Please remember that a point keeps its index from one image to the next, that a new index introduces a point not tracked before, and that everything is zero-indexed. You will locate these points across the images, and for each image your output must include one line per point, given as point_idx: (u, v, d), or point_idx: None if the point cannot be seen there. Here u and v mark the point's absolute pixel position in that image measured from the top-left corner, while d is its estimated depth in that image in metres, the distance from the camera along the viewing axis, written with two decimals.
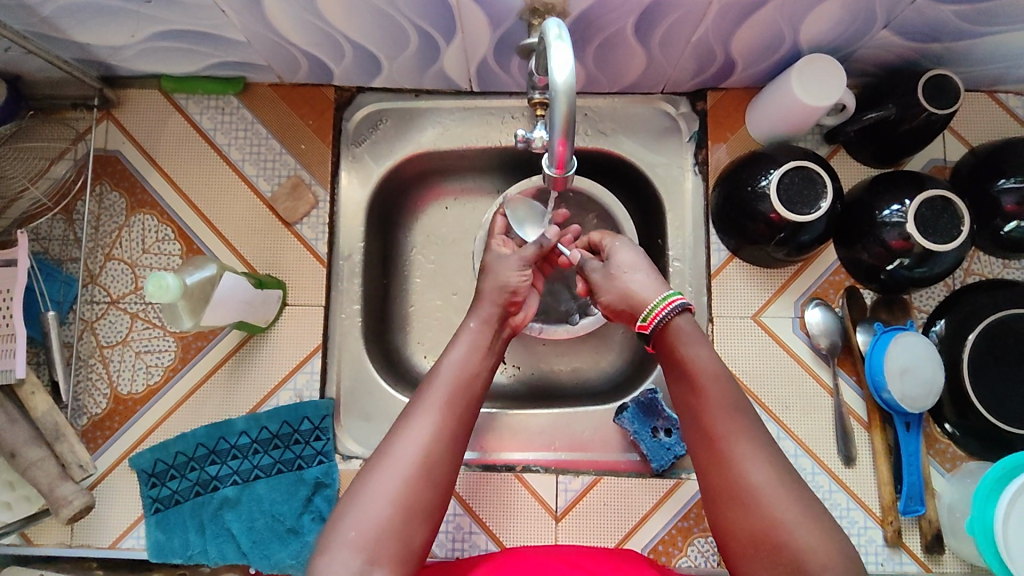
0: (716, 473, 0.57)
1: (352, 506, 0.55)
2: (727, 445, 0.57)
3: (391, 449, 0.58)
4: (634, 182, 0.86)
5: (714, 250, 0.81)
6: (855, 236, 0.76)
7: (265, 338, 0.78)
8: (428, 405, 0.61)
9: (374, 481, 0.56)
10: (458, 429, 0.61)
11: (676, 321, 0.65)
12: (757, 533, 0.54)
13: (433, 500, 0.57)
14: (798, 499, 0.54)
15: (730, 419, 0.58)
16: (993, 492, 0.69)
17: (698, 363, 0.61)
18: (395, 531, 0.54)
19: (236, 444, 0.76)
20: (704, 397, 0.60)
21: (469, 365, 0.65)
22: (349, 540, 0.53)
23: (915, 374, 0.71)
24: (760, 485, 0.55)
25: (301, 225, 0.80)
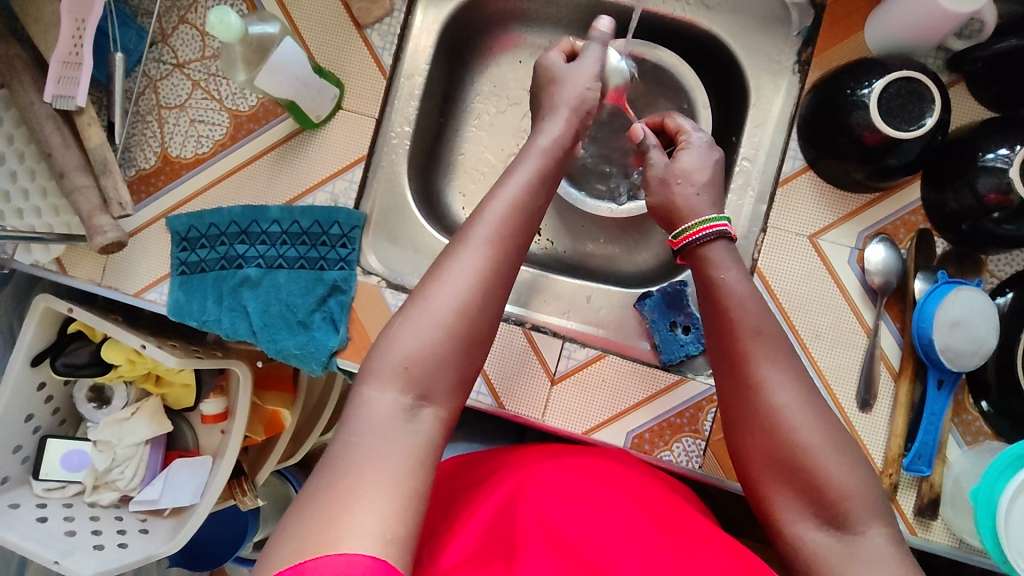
0: (742, 401, 0.55)
1: (400, 333, 0.54)
2: (754, 370, 0.55)
3: (442, 280, 0.55)
4: (726, 73, 0.81)
5: (789, 157, 0.75)
6: (947, 178, 0.69)
7: (315, 136, 0.77)
8: (482, 237, 0.57)
9: (426, 311, 0.54)
10: (510, 260, 0.58)
11: (710, 245, 0.61)
12: (778, 454, 0.53)
13: (482, 334, 0.56)
14: (825, 428, 0.53)
15: (759, 345, 0.56)
16: (1009, 468, 0.64)
17: (728, 287, 0.58)
18: (448, 364, 0.54)
19: (267, 230, 0.77)
20: (736, 324, 0.57)
21: (529, 195, 0.60)
22: (400, 371, 0.52)
23: (966, 328, 0.66)
24: (786, 410, 0.53)
25: (371, 31, 0.77)
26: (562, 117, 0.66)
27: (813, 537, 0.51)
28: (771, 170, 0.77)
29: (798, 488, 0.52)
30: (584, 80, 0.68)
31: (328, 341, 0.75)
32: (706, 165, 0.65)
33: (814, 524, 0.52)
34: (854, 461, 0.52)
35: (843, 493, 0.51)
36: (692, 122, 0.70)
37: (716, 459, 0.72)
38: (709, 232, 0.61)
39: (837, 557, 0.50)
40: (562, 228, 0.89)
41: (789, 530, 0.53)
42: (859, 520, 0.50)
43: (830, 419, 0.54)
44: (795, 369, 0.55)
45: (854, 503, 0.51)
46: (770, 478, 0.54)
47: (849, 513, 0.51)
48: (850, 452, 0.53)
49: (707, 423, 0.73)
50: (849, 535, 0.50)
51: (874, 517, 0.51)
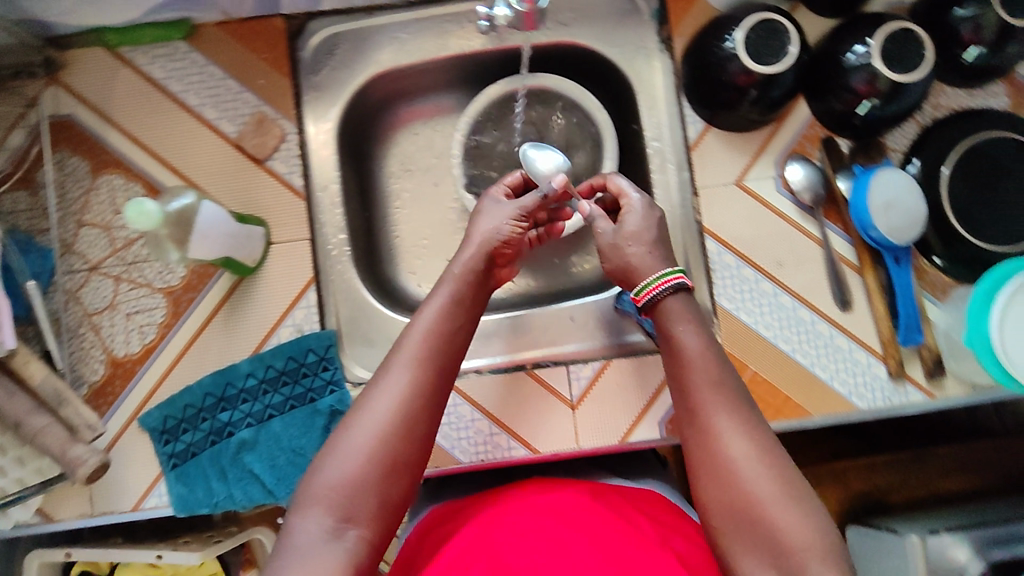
0: (703, 459, 0.56)
1: (325, 461, 0.54)
2: (710, 419, 0.57)
3: (364, 407, 0.56)
4: (603, 75, 0.86)
5: (689, 123, 0.80)
6: (823, 88, 0.76)
7: (256, 279, 0.76)
8: (405, 358, 0.58)
9: (348, 438, 0.55)
10: (436, 387, 0.58)
11: (668, 301, 0.62)
12: (738, 507, 0.53)
13: (410, 459, 0.55)
14: (777, 479, 0.54)
15: (716, 396, 0.57)
16: (985, 304, 0.70)
17: (684, 342, 0.60)
18: (372, 488, 0.53)
19: (244, 387, 0.75)
20: (693, 379, 0.59)
21: (446, 313, 0.61)
22: (322, 498, 0.52)
23: (899, 205, 0.73)
24: (737, 464, 0.54)
25: (273, 161, 0.78)
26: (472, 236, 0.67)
27: None
28: (679, 140, 0.81)
29: (752, 539, 0.53)
30: (501, 221, 0.68)
31: None
32: (652, 224, 0.66)
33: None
34: (809, 512, 0.52)
35: (796, 546, 0.51)
36: (627, 184, 0.68)
37: None
38: (662, 291, 0.62)
39: None
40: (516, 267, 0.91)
41: None
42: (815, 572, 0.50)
43: (786, 469, 0.54)
44: (751, 420, 0.56)
45: (809, 554, 0.51)
46: (729, 534, 0.54)
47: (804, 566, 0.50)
48: (806, 503, 0.53)
49: None
50: None
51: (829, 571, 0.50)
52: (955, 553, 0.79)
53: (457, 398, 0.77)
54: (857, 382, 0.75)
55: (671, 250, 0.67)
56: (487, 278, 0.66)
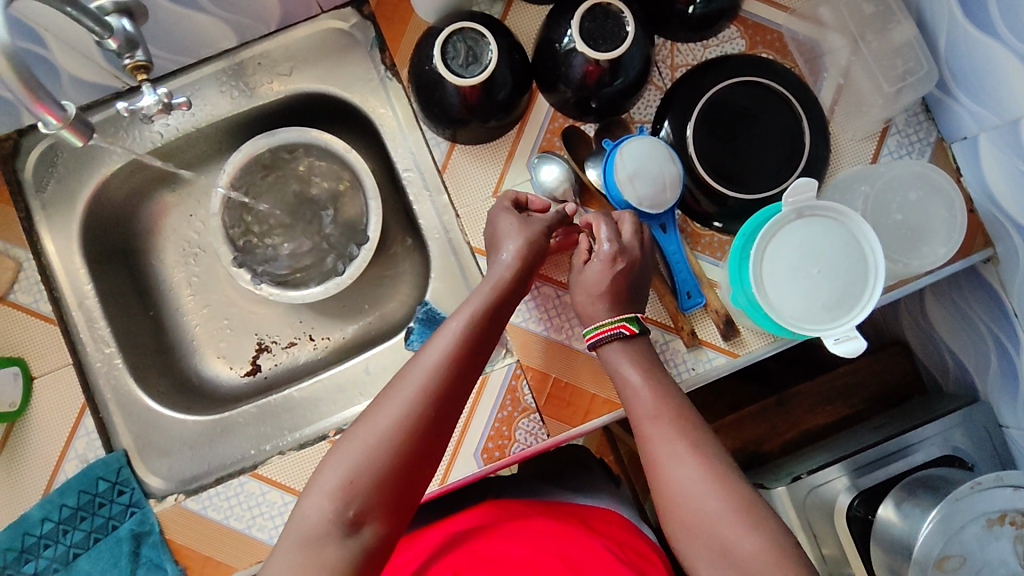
0: (661, 489, 0.62)
1: (339, 454, 0.55)
2: (654, 449, 0.63)
3: (389, 399, 0.57)
4: (348, 114, 0.83)
5: (433, 145, 0.77)
6: (551, 79, 0.73)
7: (27, 419, 0.73)
8: (427, 359, 0.59)
9: (369, 427, 0.56)
10: (460, 381, 0.59)
11: (606, 348, 0.69)
12: (697, 526, 0.59)
13: (424, 454, 0.56)
14: (725, 496, 0.59)
15: (658, 428, 0.64)
16: (744, 260, 0.68)
17: (626, 381, 0.67)
18: (385, 482, 0.54)
19: (43, 533, 0.72)
20: (640, 416, 0.65)
21: (483, 320, 0.62)
22: (341, 488, 0.53)
23: (644, 175, 0.69)
24: (685, 484, 0.60)
25: (14, 293, 0.74)
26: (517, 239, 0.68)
27: None
28: (428, 163, 0.78)
29: (708, 554, 0.58)
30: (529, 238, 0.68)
31: None
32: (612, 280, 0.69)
33: None
34: (755, 520, 0.57)
35: (753, 556, 0.56)
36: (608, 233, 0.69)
37: (556, 419, 0.74)
38: (601, 339, 0.69)
39: None
40: (328, 323, 0.89)
41: None
42: None
43: (734, 484, 0.60)
44: (695, 445, 0.62)
45: (763, 561, 0.55)
46: (694, 556, 0.59)
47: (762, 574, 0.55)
48: (753, 513, 0.58)
49: (529, 397, 0.75)
50: None
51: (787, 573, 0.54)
52: (834, 483, 0.85)
53: (263, 485, 0.71)
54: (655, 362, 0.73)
55: (631, 298, 0.70)
56: (525, 287, 0.67)
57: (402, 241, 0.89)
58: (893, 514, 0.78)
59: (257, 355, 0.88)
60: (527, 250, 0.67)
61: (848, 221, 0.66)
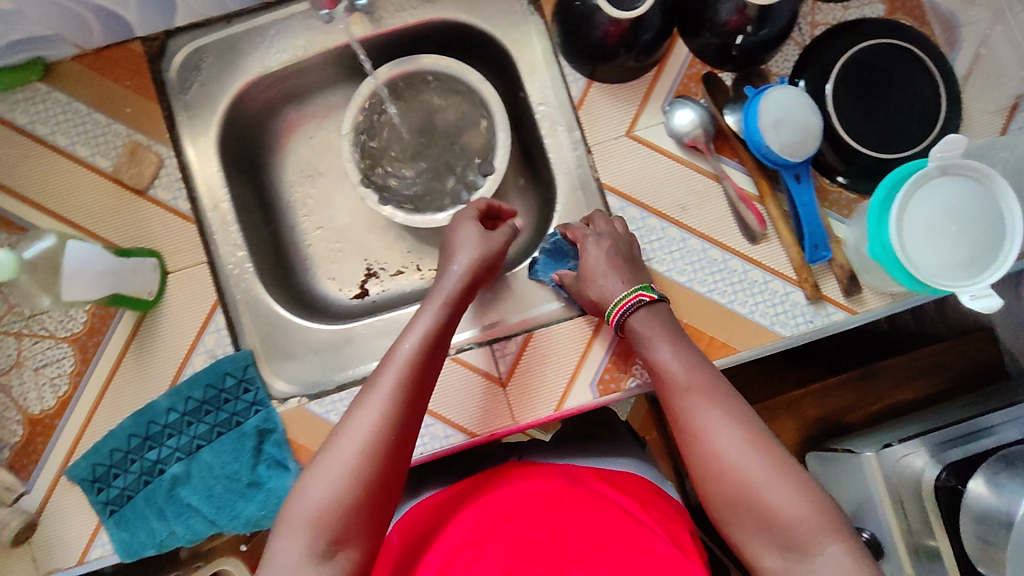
0: (697, 458, 0.61)
1: (308, 485, 0.57)
2: (692, 418, 0.62)
3: (352, 428, 0.59)
4: (481, 47, 0.84)
5: (571, 82, 0.78)
6: (696, 23, 0.74)
7: (160, 311, 0.75)
8: (385, 388, 0.60)
9: (327, 463, 0.57)
10: (411, 414, 0.61)
11: (631, 320, 0.69)
12: (738, 493, 0.58)
13: (385, 482, 0.58)
14: (768, 463, 0.59)
15: (694, 397, 0.63)
16: (883, 212, 0.69)
17: (657, 355, 0.67)
18: (360, 509, 0.56)
19: (168, 422, 0.74)
20: (674, 386, 0.65)
21: (422, 352, 0.63)
22: (311, 521, 0.55)
23: (789, 122, 0.71)
24: (727, 453, 0.59)
25: (155, 189, 0.76)
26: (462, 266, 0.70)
27: (772, 559, 0.57)
28: (564, 100, 0.79)
29: (754, 522, 0.58)
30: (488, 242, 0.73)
31: (285, 482, 0.73)
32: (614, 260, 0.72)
33: (777, 552, 0.57)
34: (796, 485, 0.57)
35: (796, 519, 0.56)
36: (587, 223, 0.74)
37: None
38: (619, 319, 0.70)
39: None
40: (436, 255, 0.91)
41: (760, 562, 0.58)
42: (814, 540, 0.55)
43: (773, 450, 0.59)
44: (736, 413, 0.61)
45: (806, 525, 0.55)
46: (733, 519, 0.59)
47: (803, 537, 0.55)
48: (795, 477, 0.58)
49: None
50: (806, 556, 0.55)
51: (828, 535, 0.55)
52: (912, 460, 0.85)
53: None
54: (777, 313, 0.76)
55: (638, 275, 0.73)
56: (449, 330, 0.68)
57: (514, 180, 0.90)
58: (986, 486, 0.79)
59: (366, 279, 0.89)
60: (470, 279, 0.70)
61: (987, 180, 0.68)
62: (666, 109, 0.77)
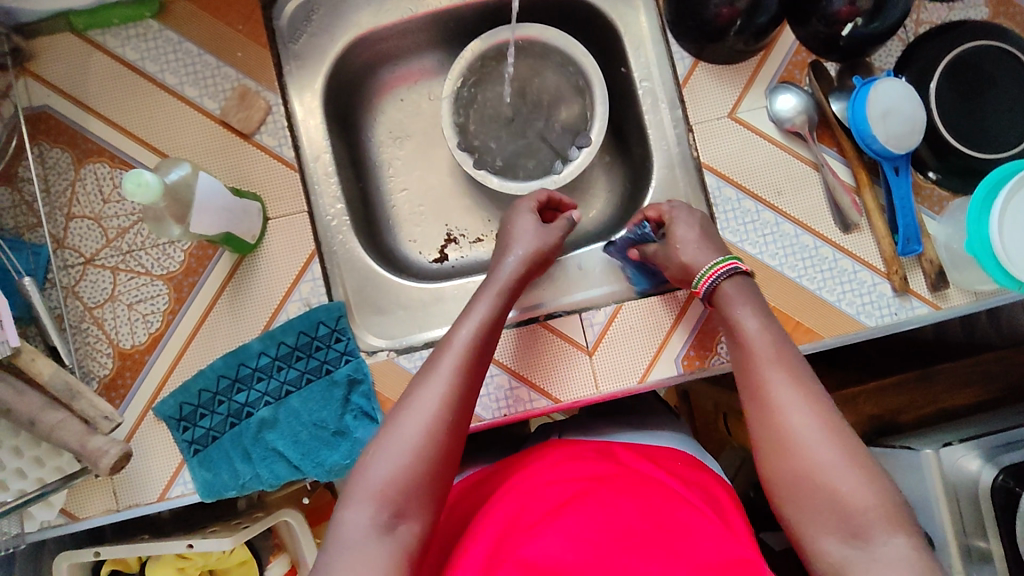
0: (767, 435, 0.59)
1: (373, 459, 0.56)
2: (772, 395, 0.60)
3: (413, 407, 0.58)
4: (584, 21, 0.85)
5: (677, 60, 0.79)
6: (808, 10, 0.75)
7: (258, 256, 0.75)
8: (445, 369, 0.60)
9: (392, 438, 0.57)
10: (468, 392, 0.60)
11: (725, 286, 0.67)
12: (805, 477, 0.56)
13: (445, 462, 0.58)
14: (843, 449, 0.56)
15: (778, 373, 0.60)
16: (982, 211, 0.70)
17: (743, 323, 0.65)
18: (422, 483, 0.56)
19: (258, 366, 0.74)
20: (755, 360, 0.62)
21: (481, 336, 0.63)
22: (377, 494, 0.55)
23: (897, 113, 0.73)
24: (802, 434, 0.57)
25: (260, 134, 0.76)
26: (519, 254, 0.71)
27: (828, 544, 0.55)
28: (668, 79, 0.81)
29: (816, 506, 0.55)
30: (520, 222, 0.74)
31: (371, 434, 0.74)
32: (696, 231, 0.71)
33: (836, 539, 0.54)
34: (868, 474, 0.55)
35: (861, 507, 0.54)
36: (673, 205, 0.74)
37: None
38: (704, 292, 0.69)
39: (858, 566, 0.53)
40: None
41: (813, 547, 0.56)
42: (878, 531, 0.53)
43: (849, 437, 0.57)
44: (814, 397, 0.59)
45: (871, 514, 0.53)
46: (793, 499, 0.57)
47: (868, 524, 0.53)
48: (868, 467, 0.55)
49: None
50: (866, 546, 0.53)
51: (892, 528, 0.53)
52: (966, 463, 0.80)
53: None
54: (864, 302, 0.77)
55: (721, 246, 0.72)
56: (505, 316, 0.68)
57: (600, 158, 0.91)
58: None
59: (446, 244, 0.90)
60: (520, 270, 0.70)
61: None
62: (768, 91, 0.78)
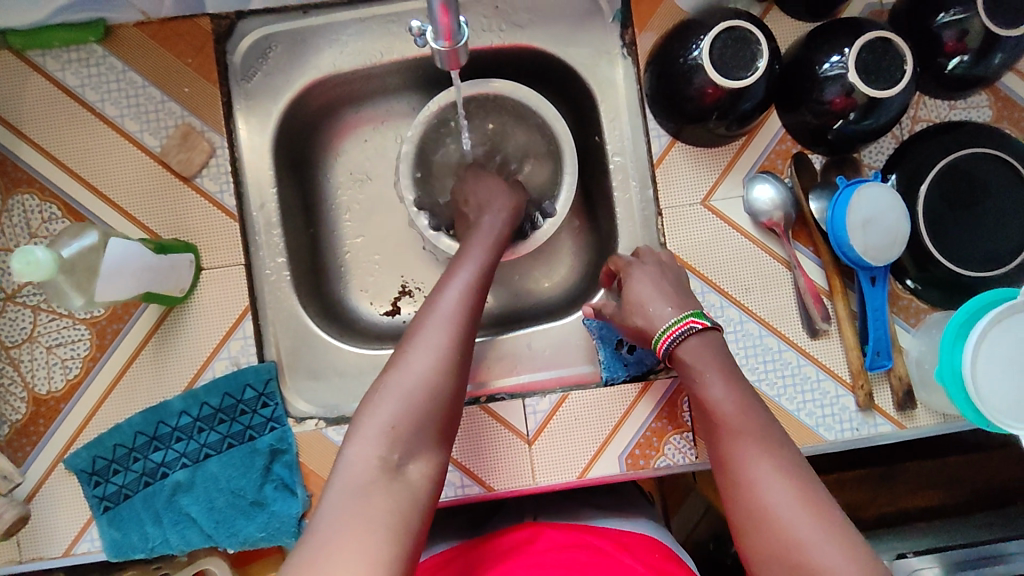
0: (739, 506, 0.52)
1: (375, 401, 0.53)
2: (738, 465, 0.53)
3: (416, 345, 0.55)
4: (562, 80, 0.81)
5: (654, 136, 0.74)
6: (798, 98, 0.69)
7: (188, 307, 0.71)
8: (445, 312, 0.57)
9: (399, 374, 0.54)
10: (473, 326, 0.58)
11: (680, 350, 0.60)
12: (783, 557, 0.48)
13: (457, 391, 0.56)
14: (823, 520, 0.48)
15: (739, 442, 0.54)
16: (960, 336, 0.66)
17: (705, 389, 0.57)
18: (430, 419, 0.53)
19: (178, 425, 0.70)
20: (720, 425, 0.55)
21: (478, 281, 0.61)
22: (386, 433, 0.51)
23: (878, 224, 0.68)
24: (777, 508, 0.49)
25: (201, 178, 0.71)
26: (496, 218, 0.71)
27: None
28: (641, 153, 0.77)
29: None
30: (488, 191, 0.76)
31: (289, 508, 0.70)
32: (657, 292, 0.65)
33: None
34: (853, 551, 0.47)
35: None
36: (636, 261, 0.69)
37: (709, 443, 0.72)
38: (664, 351, 0.61)
39: None
40: None
41: None
42: None
43: (826, 510, 0.49)
44: (790, 463, 0.52)
45: None
46: None
47: None
48: (854, 541, 0.47)
49: (687, 415, 0.73)
50: None
51: None
52: None
53: None
54: (824, 415, 0.73)
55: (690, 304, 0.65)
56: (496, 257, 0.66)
57: (570, 221, 0.86)
58: None
59: (399, 297, 0.84)
60: (505, 223, 0.71)
61: None
62: (748, 181, 0.73)
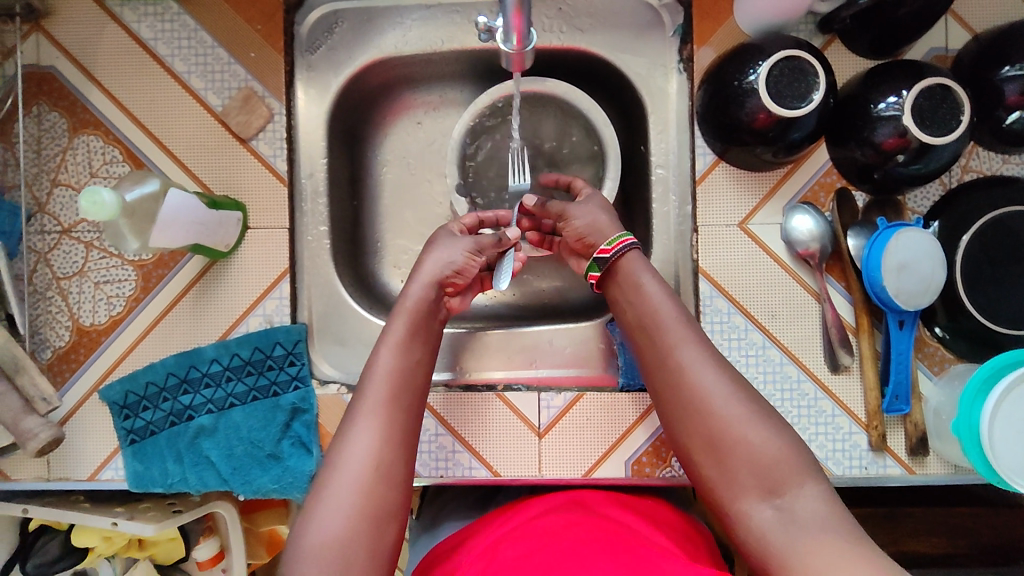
0: (675, 397, 0.57)
1: (308, 521, 0.53)
2: (677, 358, 0.57)
3: (341, 462, 0.55)
4: (615, 85, 0.82)
5: (699, 153, 0.75)
6: (848, 134, 0.69)
7: (230, 262, 0.74)
8: (369, 421, 0.57)
9: (329, 498, 0.54)
10: (400, 426, 0.58)
11: (628, 257, 0.64)
12: (714, 438, 0.54)
13: (393, 499, 0.55)
14: (750, 404, 0.55)
15: (685, 332, 0.58)
16: (979, 393, 0.66)
17: (649, 291, 0.61)
18: (365, 535, 0.53)
19: (208, 372, 0.73)
20: (662, 320, 0.59)
21: (400, 371, 0.61)
22: (318, 556, 0.51)
23: (913, 270, 0.68)
24: (711, 390, 0.55)
25: (256, 141, 0.74)
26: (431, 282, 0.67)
27: (759, 514, 0.52)
28: (685, 169, 0.78)
29: (735, 464, 0.53)
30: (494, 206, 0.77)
31: (304, 466, 0.73)
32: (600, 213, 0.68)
33: (757, 500, 0.52)
34: (775, 427, 0.54)
35: (776, 459, 0.52)
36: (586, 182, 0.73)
37: None
38: (613, 253, 0.64)
39: (783, 531, 0.50)
40: None
41: (738, 511, 0.53)
42: (795, 483, 0.52)
43: (751, 393, 0.56)
44: (718, 357, 0.57)
45: (785, 468, 0.52)
46: (703, 458, 0.55)
47: (784, 480, 0.52)
48: (775, 421, 0.54)
49: None
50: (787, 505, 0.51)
51: (806, 478, 0.52)
52: None
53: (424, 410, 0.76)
54: (835, 449, 0.73)
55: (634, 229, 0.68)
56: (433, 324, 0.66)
57: None
58: None
59: None
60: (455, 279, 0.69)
61: None
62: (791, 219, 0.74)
